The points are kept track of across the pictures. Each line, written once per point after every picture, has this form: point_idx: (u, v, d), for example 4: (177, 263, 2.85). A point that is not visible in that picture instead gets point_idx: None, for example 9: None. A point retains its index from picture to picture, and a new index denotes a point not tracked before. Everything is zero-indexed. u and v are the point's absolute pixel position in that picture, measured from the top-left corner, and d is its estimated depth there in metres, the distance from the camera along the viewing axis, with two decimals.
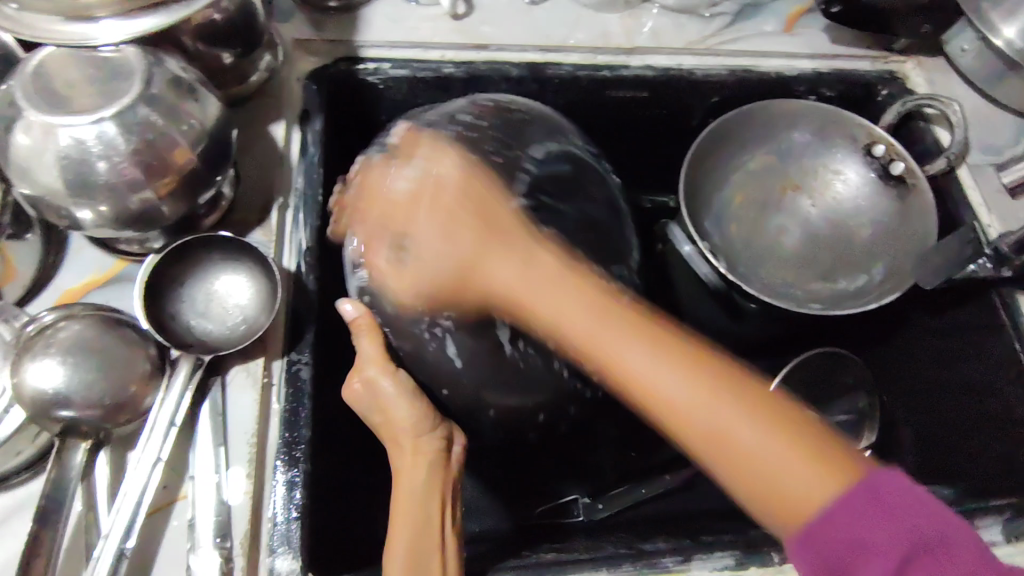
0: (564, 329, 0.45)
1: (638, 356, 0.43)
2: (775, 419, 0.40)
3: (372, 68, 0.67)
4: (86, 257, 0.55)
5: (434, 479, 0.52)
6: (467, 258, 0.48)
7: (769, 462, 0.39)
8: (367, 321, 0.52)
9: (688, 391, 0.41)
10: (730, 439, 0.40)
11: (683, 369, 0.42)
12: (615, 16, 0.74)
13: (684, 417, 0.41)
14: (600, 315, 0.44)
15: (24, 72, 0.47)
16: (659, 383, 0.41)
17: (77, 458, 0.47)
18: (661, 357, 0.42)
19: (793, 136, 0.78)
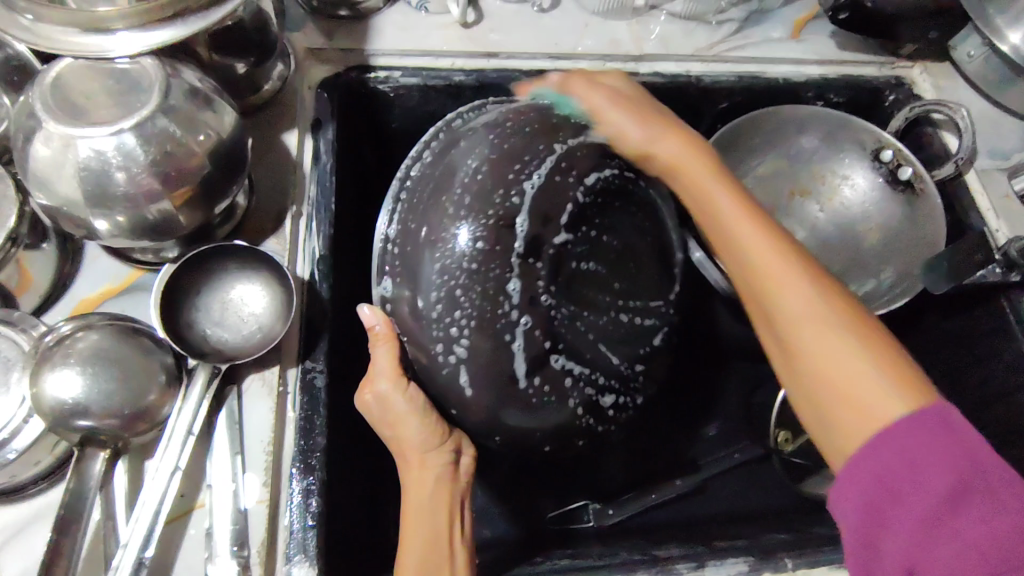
0: (715, 206, 0.50)
1: (776, 259, 0.46)
2: (879, 346, 0.42)
3: (383, 76, 0.68)
4: (102, 266, 0.55)
5: (442, 493, 0.52)
6: (643, 142, 0.53)
7: (847, 361, 0.42)
8: (386, 332, 0.51)
9: (799, 289, 0.44)
10: (821, 328, 0.43)
11: (811, 275, 0.45)
12: (623, 22, 0.74)
13: (795, 304, 0.44)
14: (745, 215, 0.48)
15: (42, 83, 0.47)
16: (780, 269, 0.45)
17: (96, 467, 0.47)
18: (786, 256, 0.46)
19: (800, 142, 0.78)
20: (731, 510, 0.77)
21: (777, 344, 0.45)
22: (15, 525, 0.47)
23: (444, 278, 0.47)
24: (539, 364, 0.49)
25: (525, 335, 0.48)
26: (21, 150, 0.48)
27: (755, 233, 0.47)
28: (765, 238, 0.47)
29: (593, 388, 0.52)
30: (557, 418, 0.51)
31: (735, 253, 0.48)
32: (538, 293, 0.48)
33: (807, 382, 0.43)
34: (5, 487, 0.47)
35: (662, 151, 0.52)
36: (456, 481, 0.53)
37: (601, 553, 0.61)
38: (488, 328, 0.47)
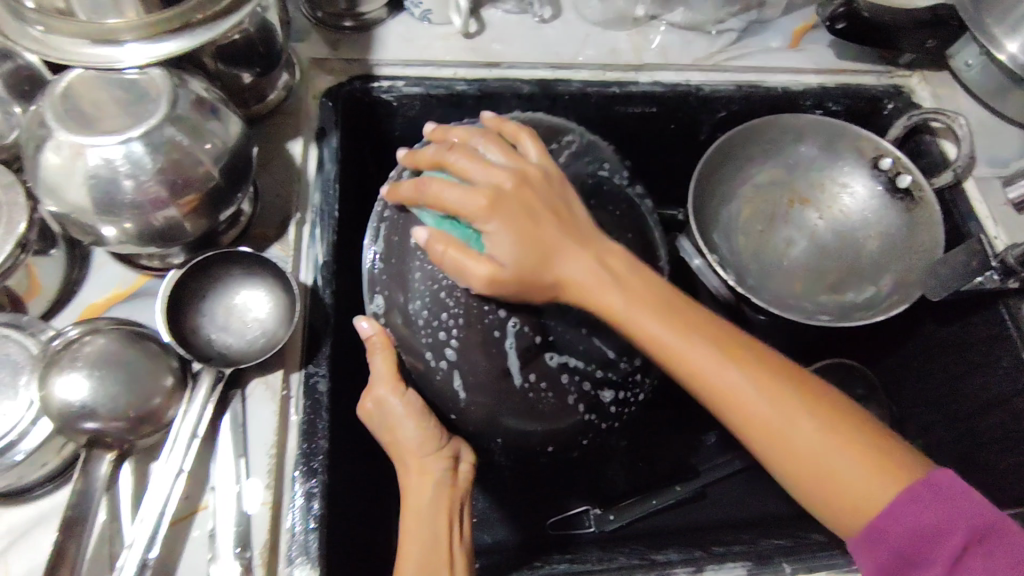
0: (649, 338, 0.47)
1: (730, 382, 0.45)
2: (852, 437, 0.44)
3: (386, 85, 0.69)
4: (110, 272, 0.57)
5: (442, 497, 0.53)
6: (518, 268, 0.47)
7: (836, 463, 0.43)
8: (381, 340, 0.53)
9: (765, 409, 0.45)
10: (801, 440, 0.44)
11: (767, 382, 0.45)
12: (623, 33, 0.75)
13: (766, 432, 0.45)
14: (692, 337, 0.46)
15: (52, 93, 0.49)
16: (748, 395, 0.45)
17: (102, 470, 0.48)
18: (752, 375, 0.45)
19: (800, 150, 0.79)
20: (731, 516, 0.77)
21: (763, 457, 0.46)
22: (23, 526, 0.48)
23: (428, 284, 0.51)
24: (533, 358, 0.52)
25: (514, 334, 0.51)
26: (32, 158, 0.49)
27: (706, 349, 0.46)
28: (722, 360, 0.46)
29: (591, 381, 0.55)
30: (559, 416, 0.55)
31: (691, 381, 0.46)
32: (519, 289, 0.51)
33: (810, 493, 0.45)
34: (11, 489, 0.48)
35: (564, 270, 0.48)
36: (455, 487, 0.54)
37: (600, 558, 0.62)
38: (474, 330, 0.51)
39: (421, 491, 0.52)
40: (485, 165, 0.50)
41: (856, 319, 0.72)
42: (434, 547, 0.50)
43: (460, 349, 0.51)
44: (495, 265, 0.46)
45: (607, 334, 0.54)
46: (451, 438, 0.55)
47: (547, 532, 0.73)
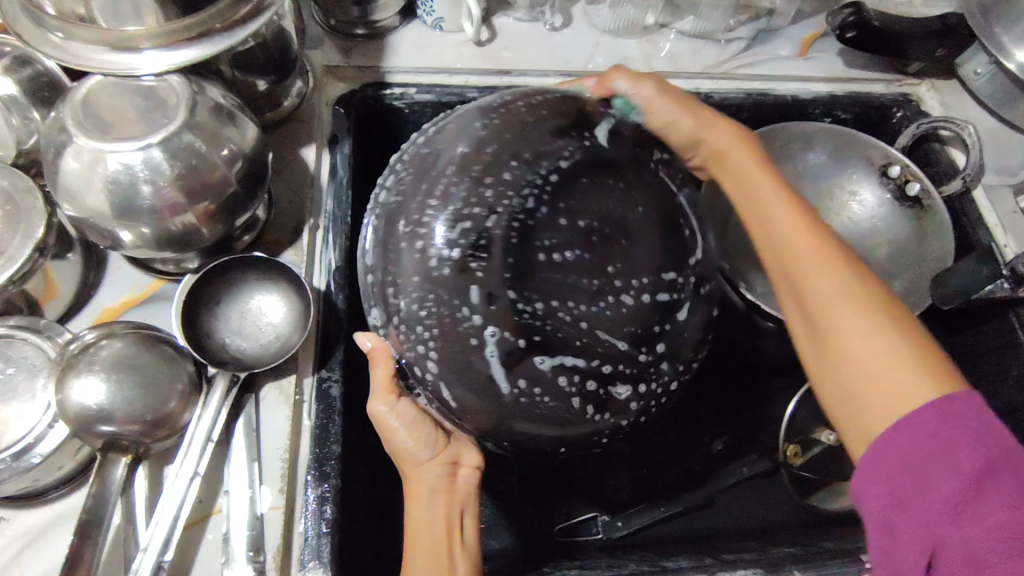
0: (759, 198, 0.51)
1: (806, 245, 0.47)
2: (912, 338, 0.43)
3: (398, 92, 0.69)
4: (126, 276, 0.57)
5: (441, 503, 0.52)
6: (694, 132, 0.56)
7: (885, 349, 0.42)
8: (380, 350, 0.51)
9: (834, 275, 0.46)
10: (852, 316, 0.44)
11: (853, 266, 0.46)
12: (634, 41, 0.76)
13: (825, 291, 0.45)
14: (787, 203, 0.50)
15: (73, 99, 0.49)
16: (810, 260, 0.47)
17: (118, 472, 0.48)
18: (824, 247, 0.47)
19: (808, 157, 0.78)
20: (739, 524, 0.77)
21: (809, 329, 0.46)
22: (38, 528, 0.49)
23: (409, 295, 0.48)
24: (524, 363, 0.47)
25: (496, 340, 0.46)
26: (52, 164, 0.49)
27: (799, 223, 0.48)
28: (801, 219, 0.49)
29: (594, 379, 0.47)
30: (571, 422, 0.48)
31: (776, 245, 0.49)
32: (500, 299, 0.47)
33: (841, 368, 0.43)
34: (28, 491, 0.49)
35: (714, 140, 0.55)
36: (455, 491, 0.53)
37: (609, 564, 0.62)
38: (455, 341, 0.47)
39: (417, 499, 0.52)
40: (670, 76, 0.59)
41: None
42: (433, 552, 0.48)
43: (444, 364, 0.47)
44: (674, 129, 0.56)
45: (601, 326, 0.48)
46: (451, 443, 0.54)
47: (555, 538, 0.73)
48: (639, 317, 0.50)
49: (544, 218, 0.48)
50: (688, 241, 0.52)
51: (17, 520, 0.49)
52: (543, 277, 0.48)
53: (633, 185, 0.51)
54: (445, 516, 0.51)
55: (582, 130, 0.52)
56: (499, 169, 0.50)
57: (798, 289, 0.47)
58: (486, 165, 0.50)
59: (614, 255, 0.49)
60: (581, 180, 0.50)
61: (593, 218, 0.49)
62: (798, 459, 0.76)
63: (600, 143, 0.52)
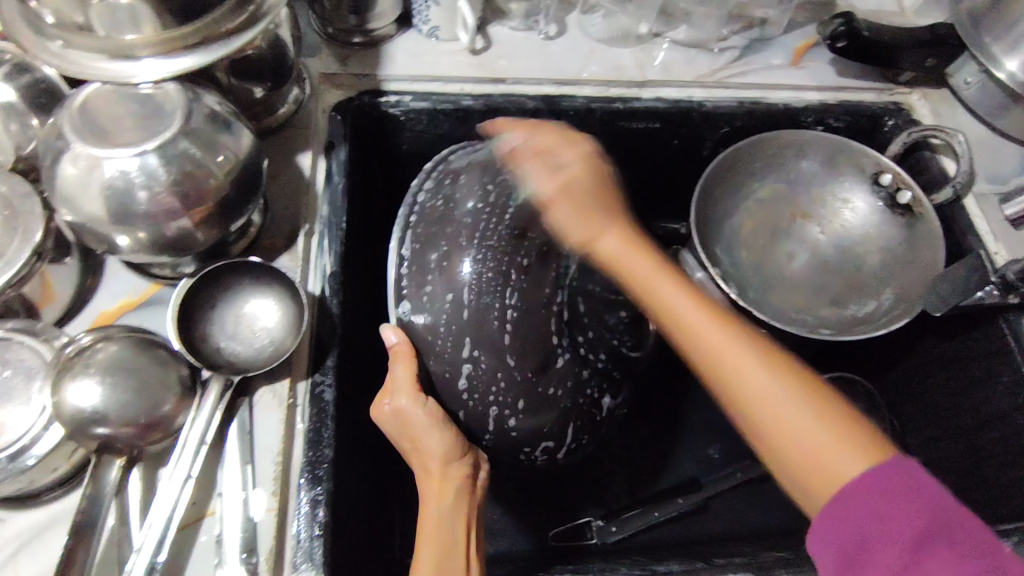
0: (665, 308, 0.49)
1: (695, 318, 0.48)
2: (838, 419, 0.43)
3: (394, 100, 0.70)
4: (122, 280, 0.58)
5: (462, 503, 0.52)
6: (587, 238, 0.52)
7: (806, 428, 0.43)
8: (405, 351, 0.52)
9: (744, 357, 0.46)
10: (770, 402, 0.44)
11: (761, 351, 0.46)
12: (627, 50, 0.76)
13: (744, 379, 0.45)
14: (690, 301, 0.49)
15: (71, 106, 0.50)
16: (740, 351, 0.46)
17: (112, 475, 0.49)
18: (756, 343, 0.47)
19: (801, 165, 0.80)
20: (732, 529, 0.77)
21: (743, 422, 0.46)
22: (32, 529, 0.49)
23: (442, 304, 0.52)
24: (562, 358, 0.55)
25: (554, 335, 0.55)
26: (50, 170, 0.50)
27: (708, 321, 0.47)
28: (725, 339, 0.47)
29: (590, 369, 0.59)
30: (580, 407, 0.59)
31: (699, 357, 0.48)
32: (548, 313, 0.55)
33: (780, 448, 0.44)
34: (23, 492, 0.49)
35: (607, 247, 0.52)
36: (472, 493, 0.53)
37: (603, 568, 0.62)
38: (490, 334, 0.52)
39: (440, 496, 0.52)
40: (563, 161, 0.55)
41: (855, 331, 0.73)
42: (451, 552, 0.50)
43: (494, 360, 0.52)
44: (569, 184, 0.53)
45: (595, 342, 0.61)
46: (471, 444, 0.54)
47: (552, 543, 0.73)
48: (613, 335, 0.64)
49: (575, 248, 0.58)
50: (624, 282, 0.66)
51: (11, 522, 0.49)
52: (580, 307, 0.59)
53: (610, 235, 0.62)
54: (463, 519, 0.52)
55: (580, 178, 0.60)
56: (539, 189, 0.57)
57: (735, 391, 0.46)
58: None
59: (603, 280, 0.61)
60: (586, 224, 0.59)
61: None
62: None
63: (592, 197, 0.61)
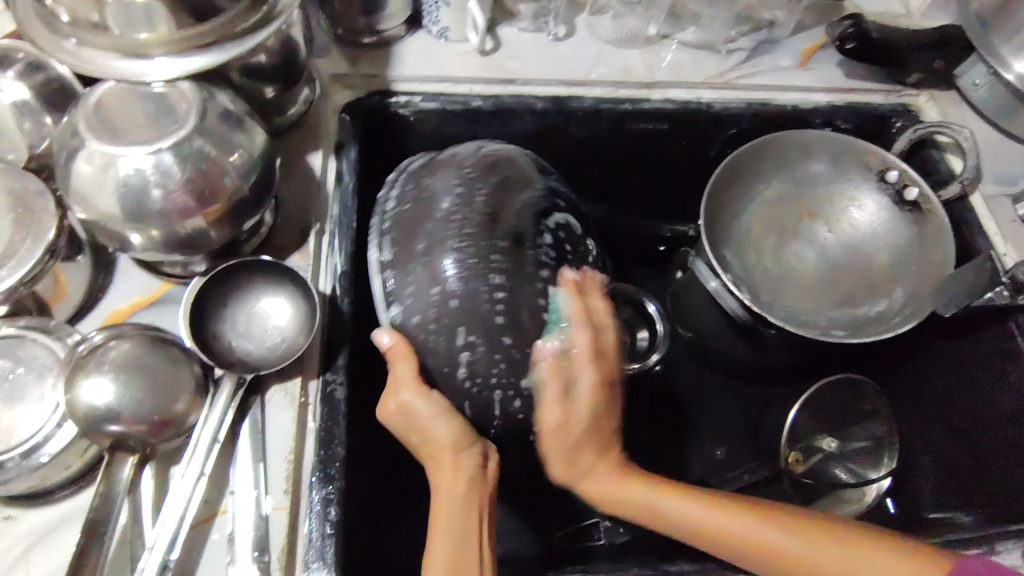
0: (641, 510, 0.54)
1: (692, 512, 0.53)
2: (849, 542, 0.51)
3: (404, 100, 0.71)
4: (134, 278, 0.58)
5: (474, 493, 0.50)
6: (566, 463, 0.54)
7: (846, 566, 0.50)
8: (401, 350, 0.52)
9: (746, 530, 0.52)
10: (793, 551, 0.50)
11: (755, 515, 0.52)
12: (636, 51, 0.77)
13: (768, 553, 0.51)
14: (674, 496, 0.54)
15: (85, 105, 0.50)
16: (734, 522, 0.52)
17: (124, 472, 0.48)
18: (743, 516, 0.52)
19: (808, 166, 0.80)
20: None
21: None
22: (44, 527, 0.49)
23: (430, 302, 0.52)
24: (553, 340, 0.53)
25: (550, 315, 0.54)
26: (65, 167, 0.50)
27: (695, 504, 0.53)
28: (722, 515, 0.53)
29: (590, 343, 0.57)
30: None
31: (716, 546, 0.53)
32: (535, 292, 0.53)
33: None
34: (35, 490, 0.49)
35: (592, 481, 0.54)
36: (486, 482, 0.51)
37: (613, 568, 0.62)
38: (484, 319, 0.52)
39: (450, 487, 0.50)
40: (580, 372, 0.53)
41: (872, 332, 0.73)
42: (463, 543, 0.49)
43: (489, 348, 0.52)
44: (568, 409, 0.52)
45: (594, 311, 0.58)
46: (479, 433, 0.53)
47: (558, 543, 0.74)
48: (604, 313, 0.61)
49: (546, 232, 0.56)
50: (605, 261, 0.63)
51: (24, 519, 0.49)
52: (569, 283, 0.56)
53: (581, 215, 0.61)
54: (476, 510, 0.50)
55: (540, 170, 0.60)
56: (496, 180, 0.56)
57: (756, 559, 0.52)
58: (500, 184, 0.56)
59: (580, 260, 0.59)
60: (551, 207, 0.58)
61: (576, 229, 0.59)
62: (800, 465, 0.78)
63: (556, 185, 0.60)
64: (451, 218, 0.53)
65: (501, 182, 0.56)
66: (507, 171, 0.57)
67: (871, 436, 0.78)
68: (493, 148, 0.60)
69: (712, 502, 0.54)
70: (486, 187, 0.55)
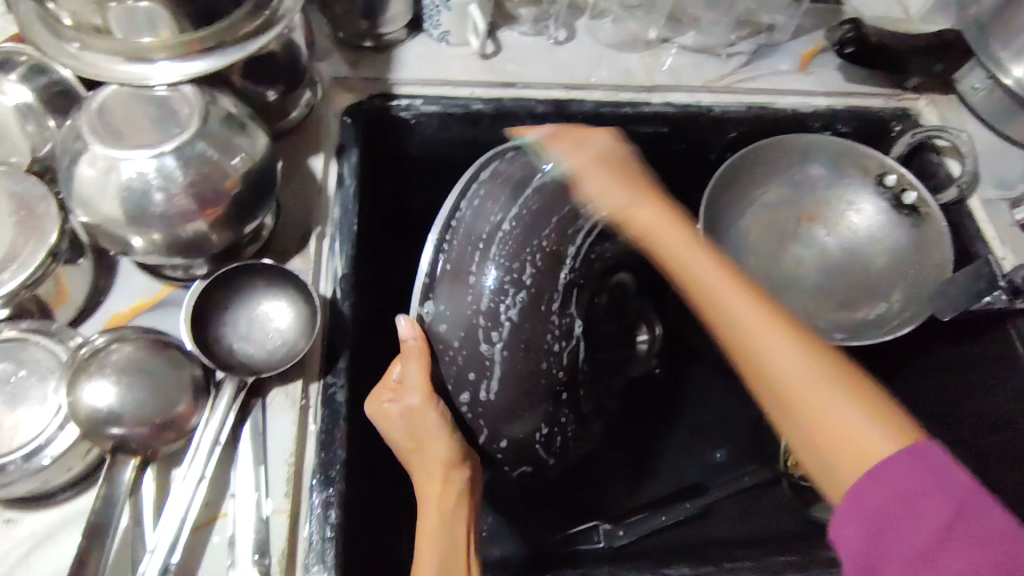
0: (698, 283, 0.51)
1: (734, 304, 0.48)
2: (870, 401, 0.42)
3: (405, 103, 0.71)
4: (135, 281, 0.58)
5: (462, 506, 0.52)
6: (623, 207, 0.55)
7: (837, 406, 0.42)
8: (422, 351, 0.50)
9: (776, 339, 0.46)
10: (809, 372, 0.44)
11: (803, 339, 0.46)
12: (636, 55, 0.77)
13: (767, 358, 0.45)
14: (723, 281, 0.50)
15: (88, 108, 0.50)
16: (774, 332, 0.46)
17: (126, 474, 0.49)
18: (798, 336, 0.46)
19: (807, 169, 0.80)
20: (739, 533, 0.77)
21: (774, 409, 0.45)
22: (45, 529, 0.49)
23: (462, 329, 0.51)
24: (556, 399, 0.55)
25: (579, 356, 0.57)
26: (68, 171, 0.50)
27: (745, 304, 0.48)
28: (764, 315, 0.47)
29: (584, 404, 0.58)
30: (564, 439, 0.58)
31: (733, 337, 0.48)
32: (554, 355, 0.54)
33: (807, 424, 0.43)
34: (36, 492, 0.49)
35: (642, 219, 0.55)
36: (472, 495, 0.53)
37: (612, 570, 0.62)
38: (500, 365, 0.51)
39: (441, 498, 0.51)
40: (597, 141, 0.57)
41: (869, 338, 0.73)
42: (452, 554, 0.50)
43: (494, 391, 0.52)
44: (609, 189, 0.55)
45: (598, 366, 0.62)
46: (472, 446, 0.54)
47: (557, 547, 0.73)
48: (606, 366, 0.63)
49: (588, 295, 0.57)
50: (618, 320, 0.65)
51: (25, 521, 0.49)
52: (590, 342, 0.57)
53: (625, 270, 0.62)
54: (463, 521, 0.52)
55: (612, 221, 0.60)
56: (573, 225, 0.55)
57: (760, 375, 0.46)
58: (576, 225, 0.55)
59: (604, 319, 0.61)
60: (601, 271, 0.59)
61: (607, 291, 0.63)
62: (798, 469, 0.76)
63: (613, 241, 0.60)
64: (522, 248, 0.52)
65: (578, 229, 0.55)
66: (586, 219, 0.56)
67: None
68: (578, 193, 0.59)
69: (771, 313, 0.47)
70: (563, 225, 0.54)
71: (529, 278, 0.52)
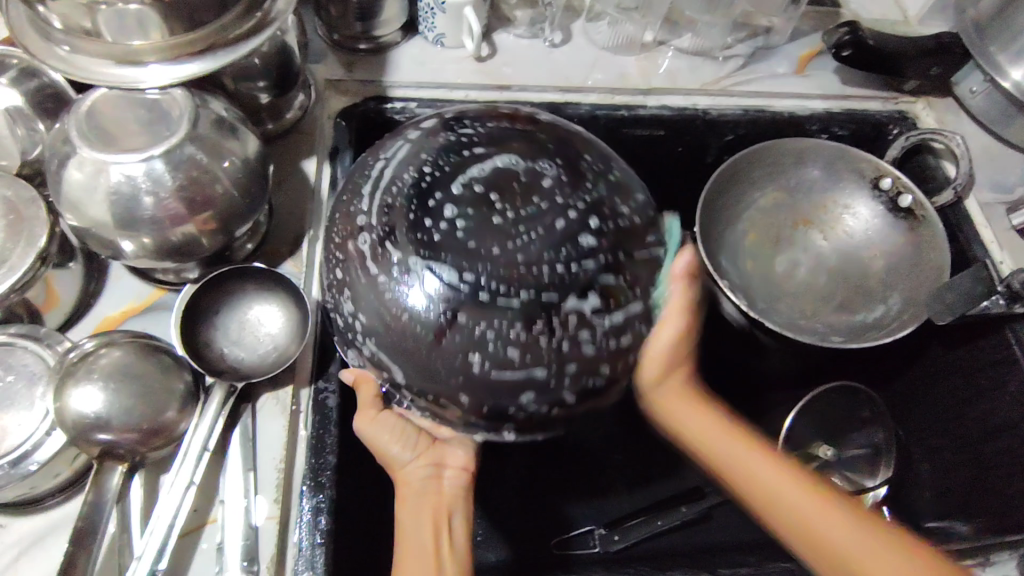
0: (716, 437, 0.54)
1: (752, 466, 0.53)
2: (900, 546, 0.49)
3: (399, 106, 0.69)
4: (126, 285, 0.58)
5: (427, 504, 0.51)
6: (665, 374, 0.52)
7: (876, 553, 0.48)
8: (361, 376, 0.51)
9: (796, 495, 0.51)
10: (846, 527, 0.50)
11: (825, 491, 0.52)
12: (632, 58, 0.77)
13: (796, 514, 0.51)
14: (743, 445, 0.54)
15: (77, 111, 0.50)
16: (793, 484, 0.52)
17: (114, 480, 0.48)
18: (807, 487, 0.52)
19: (803, 173, 0.80)
20: (737, 539, 0.76)
21: (811, 555, 0.50)
22: (33, 535, 0.49)
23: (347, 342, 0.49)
24: (448, 332, 0.43)
25: (448, 276, 0.42)
26: (56, 174, 0.50)
27: (761, 462, 0.53)
28: (785, 472, 0.52)
29: (537, 311, 0.42)
30: (571, 352, 0.43)
31: (756, 496, 0.52)
32: (404, 304, 0.43)
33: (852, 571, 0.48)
34: (22, 498, 0.49)
35: (675, 391, 0.54)
36: (442, 494, 0.52)
37: None
38: (378, 361, 0.46)
39: (404, 506, 0.51)
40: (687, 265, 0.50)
41: (868, 340, 0.72)
42: (423, 556, 0.48)
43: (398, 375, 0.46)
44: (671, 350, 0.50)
45: (531, 253, 0.42)
46: (436, 445, 0.54)
47: (551, 551, 0.73)
48: (558, 243, 0.43)
49: (438, 200, 0.44)
50: (574, 168, 0.46)
51: (13, 527, 0.49)
52: (473, 237, 0.43)
53: (508, 146, 0.46)
54: (432, 520, 0.50)
55: (440, 134, 0.49)
56: (367, 188, 0.48)
57: (800, 526, 0.50)
58: (374, 186, 0.48)
59: (505, 201, 0.43)
60: (445, 169, 0.45)
61: (493, 182, 0.44)
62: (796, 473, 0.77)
63: (456, 137, 0.48)
64: (339, 250, 0.48)
65: (371, 184, 0.48)
66: (383, 170, 0.48)
67: (865, 444, 0.78)
68: (382, 153, 0.50)
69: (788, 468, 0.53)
70: (363, 198, 0.48)
71: (339, 271, 0.48)
